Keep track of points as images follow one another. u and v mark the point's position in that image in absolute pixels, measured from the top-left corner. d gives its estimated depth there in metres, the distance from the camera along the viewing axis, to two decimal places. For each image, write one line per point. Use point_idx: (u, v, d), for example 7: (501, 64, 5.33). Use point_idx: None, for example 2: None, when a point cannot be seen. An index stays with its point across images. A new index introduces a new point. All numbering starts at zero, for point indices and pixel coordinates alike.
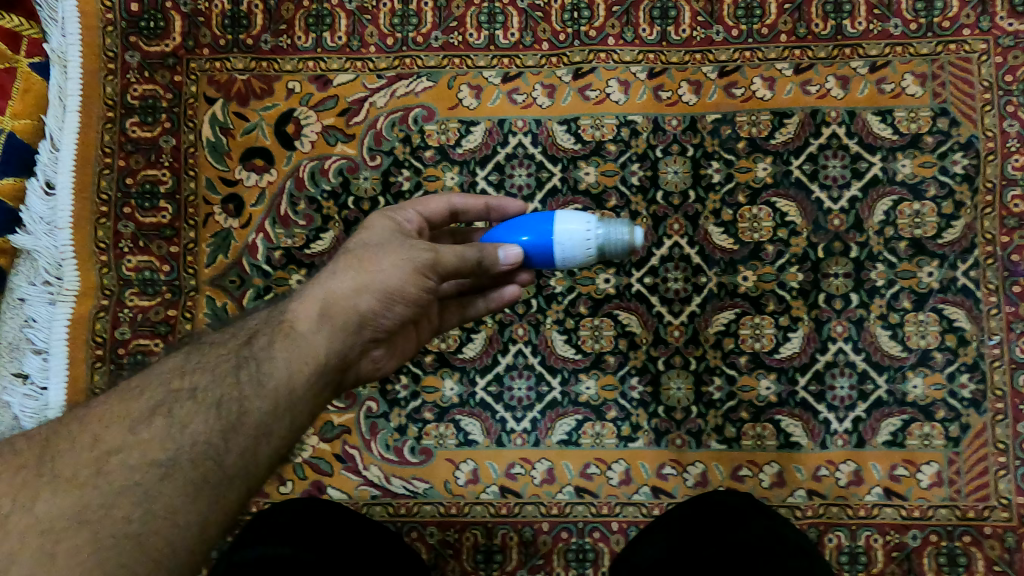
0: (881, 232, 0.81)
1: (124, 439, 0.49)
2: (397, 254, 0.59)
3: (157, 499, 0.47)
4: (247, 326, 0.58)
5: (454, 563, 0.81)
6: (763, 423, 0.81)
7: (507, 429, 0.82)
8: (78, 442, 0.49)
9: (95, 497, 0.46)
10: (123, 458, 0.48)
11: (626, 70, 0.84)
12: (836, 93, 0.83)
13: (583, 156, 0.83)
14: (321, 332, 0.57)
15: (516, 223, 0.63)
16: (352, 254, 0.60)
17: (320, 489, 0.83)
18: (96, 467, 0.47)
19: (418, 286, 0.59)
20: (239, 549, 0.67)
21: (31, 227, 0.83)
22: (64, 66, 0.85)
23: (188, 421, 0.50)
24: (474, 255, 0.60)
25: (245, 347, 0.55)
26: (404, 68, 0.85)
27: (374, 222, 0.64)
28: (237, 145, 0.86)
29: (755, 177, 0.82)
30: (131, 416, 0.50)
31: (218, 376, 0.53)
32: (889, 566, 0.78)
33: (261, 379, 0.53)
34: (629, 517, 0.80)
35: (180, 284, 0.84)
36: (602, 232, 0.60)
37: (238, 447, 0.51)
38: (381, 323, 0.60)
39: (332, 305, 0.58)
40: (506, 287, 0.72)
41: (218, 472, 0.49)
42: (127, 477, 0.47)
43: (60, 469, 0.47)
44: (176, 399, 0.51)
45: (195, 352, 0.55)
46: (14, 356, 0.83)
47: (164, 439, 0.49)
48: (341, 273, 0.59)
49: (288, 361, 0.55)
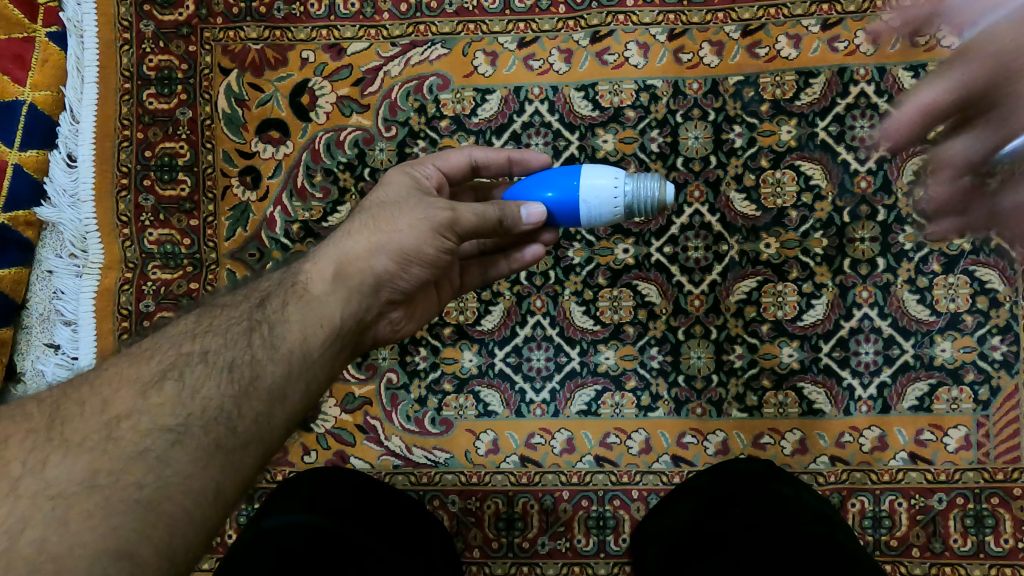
0: (910, 193, 0.79)
1: (134, 404, 0.47)
2: (413, 213, 0.59)
3: (169, 465, 0.44)
4: (258, 290, 0.58)
5: (476, 530, 0.81)
6: (785, 391, 0.80)
7: (527, 400, 0.82)
8: (88, 407, 0.46)
9: (109, 463, 0.44)
10: (134, 423, 0.46)
11: (646, 32, 0.82)
12: (866, 49, 0.80)
13: (601, 123, 0.81)
14: (337, 293, 0.57)
15: (542, 179, 0.62)
16: (368, 213, 0.60)
17: (343, 459, 0.84)
18: (106, 432, 0.45)
19: (435, 246, 0.59)
20: (276, 516, 0.69)
21: (55, 200, 0.85)
22: (80, 35, 0.86)
23: (199, 385, 0.49)
24: (495, 214, 0.58)
25: (259, 309, 0.55)
26: (418, 36, 0.84)
27: (391, 178, 0.64)
28: (253, 118, 0.86)
29: (779, 140, 0.80)
30: (140, 380, 0.48)
31: (230, 339, 0.52)
32: (913, 530, 0.78)
33: (274, 342, 0.53)
34: (649, 485, 0.81)
35: (201, 257, 0.85)
36: (633, 187, 0.58)
37: (251, 413, 0.49)
38: (399, 284, 0.61)
39: (346, 267, 0.58)
40: (527, 248, 0.71)
41: (234, 438, 0.48)
42: (137, 444, 0.45)
43: (70, 433, 0.45)
44: (187, 363, 0.50)
45: (207, 315, 0.55)
46: (46, 327, 0.86)
47: (174, 403, 0.47)
48: (357, 233, 0.59)
49: (304, 323, 0.55)
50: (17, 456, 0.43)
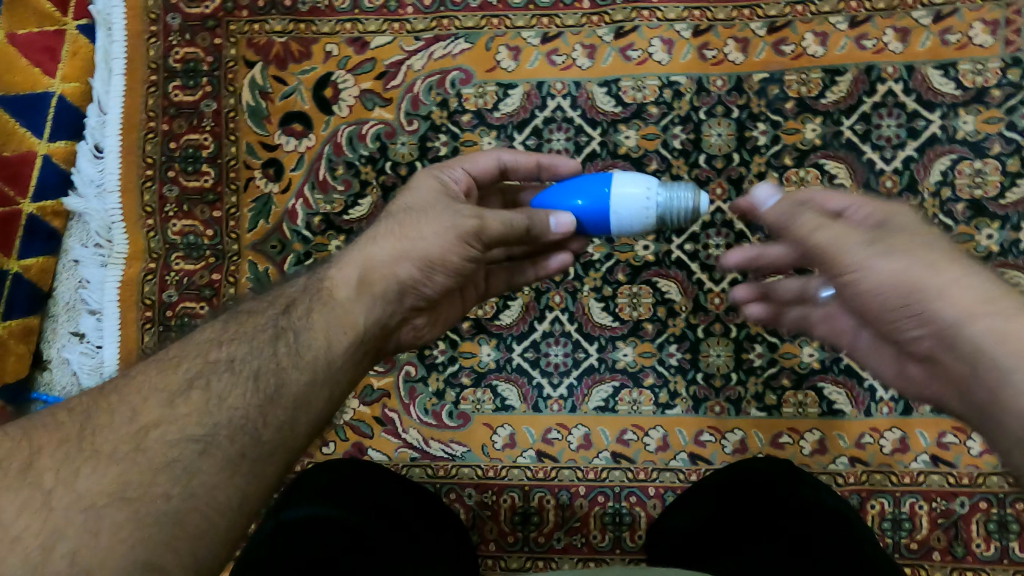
0: (937, 193, 0.78)
1: (162, 413, 0.47)
2: (440, 220, 0.59)
3: (196, 477, 0.45)
4: (285, 294, 0.58)
5: (492, 524, 0.82)
6: (805, 391, 0.79)
7: (544, 396, 0.82)
8: (118, 416, 0.47)
9: (137, 475, 0.44)
10: (162, 432, 0.46)
11: (670, 28, 0.81)
12: (894, 47, 0.79)
13: (623, 119, 0.81)
14: (362, 300, 0.57)
15: (570, 187, 0.62)
16: (395, 218, 0.61)
17: (360, 451, 0.85)
18: (135, 443, 0.46)
19: (461, 255, 0.59)
20: (288, 509, 0.69)
21: (82, 190, 0.86)
22: (109, 28, 0.87)
23: (226, 394, 0.49)
24: (523, 221, 0.59)
25: (285, 316, 0.55)
26: (442, 30, 0.84)
27: (419, 182, 0.64)
28: (276, 110, 0.86)
29: (803, 139, 0.79)
30: (167, 389, 0.49)
31: (257, 346, 0.53)
32: (934, 534, 0.77)
33: (299, 350, 0.53)
34: (666, 482, 0.80)
35: (223, 249, 0.86)
36: (665, 198, 0.58)
37: (274, 421, 0.49)
38: (423, 291, 0.61)
39: (371, 273, 0.58)
40: (554, 257, 0.71)
41: (258, 448, 0.48)
42: (164, 455, 0.45)
43: (100, 444, 0.45)
44: (213, 372, 0.51)
45: (233, 322, 0.55)
46: (73, 316, 0.88)
47: (201, 413, 0.48)
48: (383, 239, 0.59)
49: (328, 329, 0.55)
50: (48, 467, 0.44)
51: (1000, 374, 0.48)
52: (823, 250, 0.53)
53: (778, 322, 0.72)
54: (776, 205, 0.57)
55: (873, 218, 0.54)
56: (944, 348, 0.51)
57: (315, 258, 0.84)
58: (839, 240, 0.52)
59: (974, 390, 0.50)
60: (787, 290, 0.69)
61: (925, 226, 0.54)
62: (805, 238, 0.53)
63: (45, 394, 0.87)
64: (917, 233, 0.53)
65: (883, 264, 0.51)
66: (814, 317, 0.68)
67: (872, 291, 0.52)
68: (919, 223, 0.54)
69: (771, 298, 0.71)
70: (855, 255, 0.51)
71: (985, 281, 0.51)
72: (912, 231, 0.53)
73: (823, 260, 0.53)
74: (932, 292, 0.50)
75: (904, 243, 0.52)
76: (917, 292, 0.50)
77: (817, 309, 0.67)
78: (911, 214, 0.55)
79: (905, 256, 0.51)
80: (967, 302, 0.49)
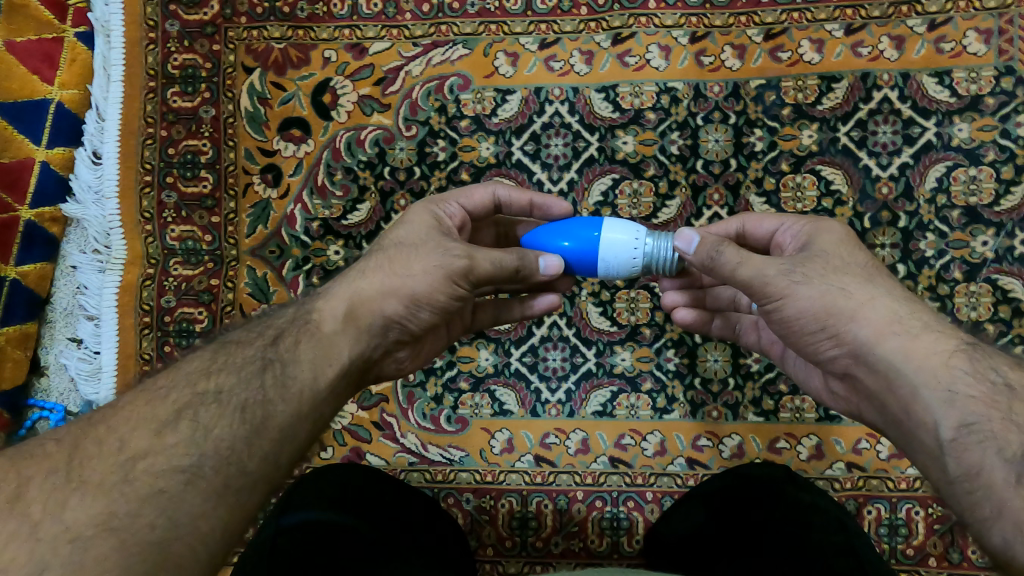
0: (933, 200, 0.78)
1: (150, 443, 0.48)
2: (428, 259, 0.60)
3: (180, 506, 0.45)
4: (273, 325, 0.59)
5: (489, 529, 0.82)
6: (802, 396, 0.80)
7: (542, 400, 0.83)
8: (106, 447, 0.47)
9: (123, 505, 0.44)
10: (149, 463, 0.47)
11: (667, 35, 0.82)
12: (890, 54, 0.80)
13: (621, 125, 0.81)
14: (347, 333, 0.58)
15: (558, 228, 0.62)
16: (385, 253, 0.62)
17: (359, 455, 0.85)
18: (122, 474, 0.46)
19: (447, 293, 0.60)
20: (285, 513, 0.69)
21: (80, 196, 0.86)
22: (108, 35, 0.87)
23: (212, 426, 0.49)
24: (513, 262, 0.60)
25: (273, 347, 0.56)
26: (440, 36, 0.84)
27: (413, 215, 0.65)
28: (275, 116, 0.86)
29: (800, 145, 0.80)
30: (156, 419, 0.49)
31: (244, 378, 0.53)
32: (930, 540, 0.77)
33: (286, 381, 0.54)
34: (663, 487, 0.81)
35: (222, 253, 0.86)
36: (652, 247, 0.59)
37: (259, 453, 0.50)
38: (408, 326, 0.62)
39: (358, 307, 0.59)
40: (541, 298, 0.71)
41: (242, 478, 0.48)
42: (151, 485, 0.45)
43: (88, 475, 0.46)
44: (202, 402, 0.51)
45: (222, 352, 0.56)
46: (70, 322, 0.88)
47: (188, 444, 0.48)
48: (372, 274, 0.61)
49: (315, 362, 0.56)
50: (37, 499, 0.44)
51: (913, 390, 0.50)
52: (750, 283, 0.55)
53: (707, 330, 0.73)
54: (700, 250, 0.56)
55: (800, 236, 0.60)
56: (859, 365, 0.54)
57: (313, 263, 0.85)
58: (762, 272, 0.54)
59: (888, 404, 0.53)
60: (720, 298, 0.72)
61: (846, 245, 0.57)
62: (731, 274, 0.55)
63: (42, 400, 0.87)
64: (837, 256, 0.56)
65: (803, 291, 0.54)
66: (744, 325, 0.71)
67: (795, 317, 0.55)
68: (839, 244, 0.57)
69: (703, 306, 0.73)
70: (778, 285, 0.54)
71: (897, 298, 0.54)
72: (832, 256, 0.56)
73: (753, 291, 0.56)
74: (847, 316, 0.53)
75: (823, 268, 0.55)
76: (834, 315, 0.53)
77: (747, 317, 0.71)
78: (842, 229, 0.59)
79: (821, 284, 0.54)
80: (881, 322, 0.52)
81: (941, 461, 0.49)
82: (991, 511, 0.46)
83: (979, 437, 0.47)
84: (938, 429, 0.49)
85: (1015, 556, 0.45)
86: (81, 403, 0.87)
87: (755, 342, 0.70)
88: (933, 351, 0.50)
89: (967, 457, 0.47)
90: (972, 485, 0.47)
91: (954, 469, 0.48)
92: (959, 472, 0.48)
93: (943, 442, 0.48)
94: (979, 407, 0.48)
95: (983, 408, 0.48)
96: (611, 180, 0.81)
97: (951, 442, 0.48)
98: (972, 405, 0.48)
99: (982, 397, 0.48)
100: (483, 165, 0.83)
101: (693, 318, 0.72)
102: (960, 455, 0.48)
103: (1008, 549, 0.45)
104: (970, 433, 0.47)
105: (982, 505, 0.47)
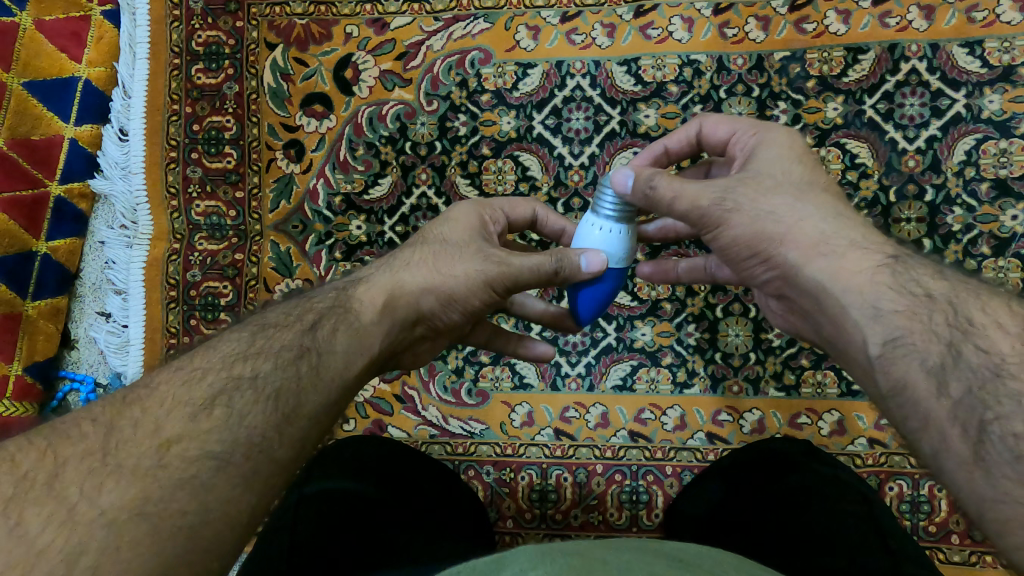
0: (961, 172, 0.77)
1: (184, 427, 0.45)
2: (471, 261, 0.60)
3: (212, 491, 0.43)
4: (314, 308, 0.57)
5: (510, 501, 0.83)
6: (824, 370, 0.79)
7: (562, 373, 0.83)
8: (139, 431, 0.44)
9: (157, 489, 0.42)
10: (183, 449, 0.44)
11: (690, 7, 0.81)
12: (919, 24, 0.78)
13: (643, 98, 0.81)
14: (381, 325, 0.57)
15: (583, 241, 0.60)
16: (430, 249, 0.62)
17: (381, 428, 0.86)
18: (156, 459, 0.43)
19: (481, 298, 0.61)
20: (309, 483, 0.68)
21: (108, 172, 0.88)
22: (133, 13, 0.89)
23: (246, 413, 0.47)
24: (552, 265, 0.58)
25: (310, 334, 0.54)
26: (461, 10, 0.85)
27: (460, 213, 0.65)
28: (298, 92, 0.87)
29: (824, 117, 0.79)
30: (190, 403, 0.47)
31: (281, 364, 0.51)
32: (952, 517, 0.76)
33: (320, 371, 0.52)
34: (683, 461, 0.81)
35: (246, 228, 0.87)
36: (613, 217, 0.58)
37: (289, 439, 0.48)
38: (436, 321, 0.62)
39: (397, 298, 0.59)
40: (538, 346, 0.74)
41: (271, 466, 0.46)
42: (184, 471, 0.43)
43: (123, 458, 0.43)
44: (236, 387, 0.49)
45: (260, 335, 0.54)
46: (99, 296, 0.90)
47: (222, 429, 0.46)
48: (416, 266, 0.61)
49: (348, 352, 0.54)
50: (74, 482, 0.41)
51: (841, 309, 0.50)
52: (688, 215, 0.57)
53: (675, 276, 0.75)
54: (634, 189, 0.56)
55: (747, 147, 0.60)
56: (789, 286, 0.54)
57: (336, 237, 0.85)
58: (696, 204, 0.56)
59: (823, 323, 0.53)
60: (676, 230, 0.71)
61: None
62: (670, 206, 0.56)
63: (73, 371, 0.89)
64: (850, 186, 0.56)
65: (738, 220, 0.54)
66: (713, 265, 0.73)
67: (731, 245, 0.56)
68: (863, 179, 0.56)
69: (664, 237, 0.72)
70: (713, 215, 0.55)
71: (826, 216, 0.53)
72: None
73: (692, 221, 0.57)
74: (776, 241, 0.53)
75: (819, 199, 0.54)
76: (765, 241, 0.53)
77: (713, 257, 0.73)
78: (785, 138, 0.59)
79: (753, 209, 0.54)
80: (808, 243, 0.52)
81: (872, 377, 0.48)
82: (919, 423, 0.45)
83: (905, 349, 0.46)
84: (866, 346, 0.48)
85: (942, 464, 0.44)
86: (110, 375, 0.89)
87: (729, 276, 0.73)
88: (858, 269, 0.50)
89: (893, 371, 0.46)
90: (901, 399, 0.46)
91: (883, 384, 0.47)
92: (887, 387, 0.47)
93: (872, 359, 0.48)
94: (902, 320, 0.47)
95: (903, 321, 0.47)
96: (634, 154, 0.81)
97: (879, 358, 0.47)
98: (895, 319, 0.47)
99: (905, 309, 0.47)
100: (504, 139, 0.83)
101: (655, 269, 0.75)
102: (888, 370, 0.47)
103: (937, 458, 0.44)
104: (896, 346, 0.46)
105: (911, 418, 0.46)
